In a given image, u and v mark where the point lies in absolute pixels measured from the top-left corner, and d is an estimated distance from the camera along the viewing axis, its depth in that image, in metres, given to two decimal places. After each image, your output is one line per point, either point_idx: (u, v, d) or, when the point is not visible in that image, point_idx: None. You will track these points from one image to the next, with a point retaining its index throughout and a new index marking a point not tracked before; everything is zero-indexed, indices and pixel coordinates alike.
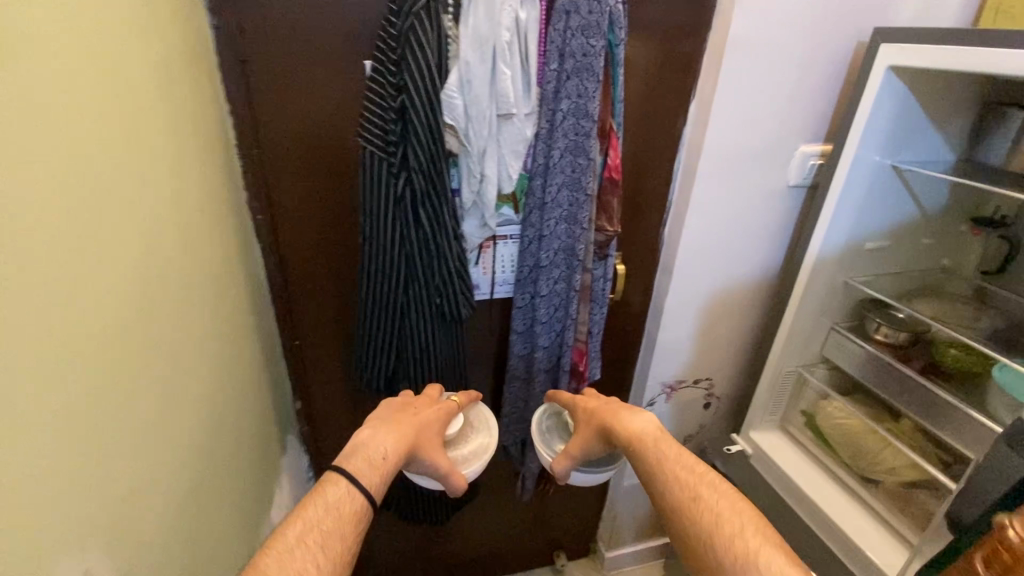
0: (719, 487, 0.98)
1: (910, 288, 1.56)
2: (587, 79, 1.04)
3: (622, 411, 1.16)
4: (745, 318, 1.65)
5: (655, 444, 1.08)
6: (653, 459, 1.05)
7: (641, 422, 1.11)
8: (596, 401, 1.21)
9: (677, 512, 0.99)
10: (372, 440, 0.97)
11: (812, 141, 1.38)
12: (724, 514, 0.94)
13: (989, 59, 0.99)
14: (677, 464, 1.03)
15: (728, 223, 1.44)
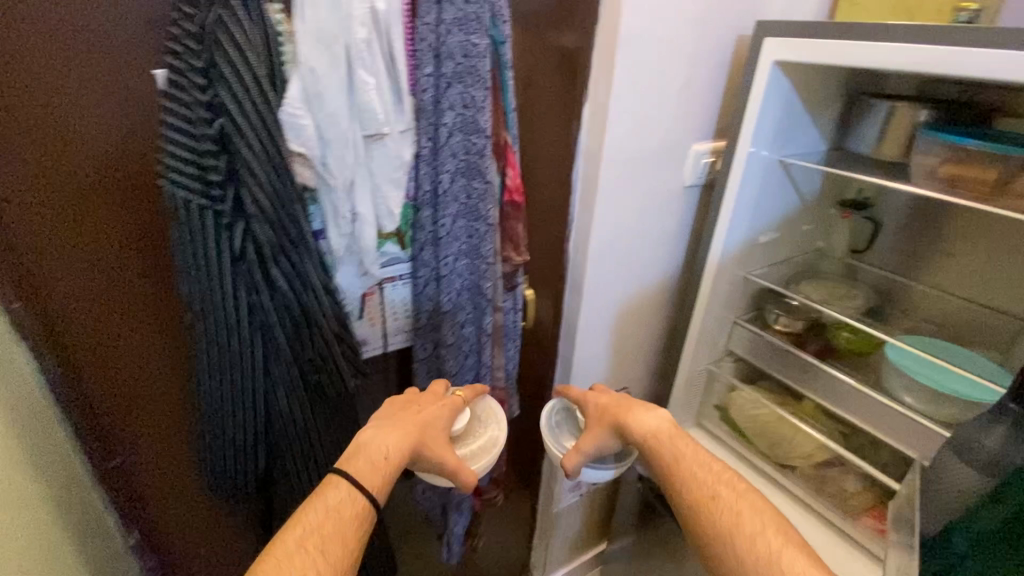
0: (738, 488, 0.99)
1: (795, 273, 1.61)
2: (472, 86, 0.85)
3: (634, 406, 1.14)
4: (654, 322, 1.60)
5: (670, 442, 1.08)
6: (671, 457, 1.05)
7: (655, 420, 1.11)
8: (605, 395, 1.19)
9: (696, 509, 1.00)
10: (371, 441, 0.89)
11: (703, 139, 1.33)
12: (742, 512, 0.96)
13: (870, 55, 0.99)
14: (695, 462, 1.04)
15: (632, 231, 1.35)
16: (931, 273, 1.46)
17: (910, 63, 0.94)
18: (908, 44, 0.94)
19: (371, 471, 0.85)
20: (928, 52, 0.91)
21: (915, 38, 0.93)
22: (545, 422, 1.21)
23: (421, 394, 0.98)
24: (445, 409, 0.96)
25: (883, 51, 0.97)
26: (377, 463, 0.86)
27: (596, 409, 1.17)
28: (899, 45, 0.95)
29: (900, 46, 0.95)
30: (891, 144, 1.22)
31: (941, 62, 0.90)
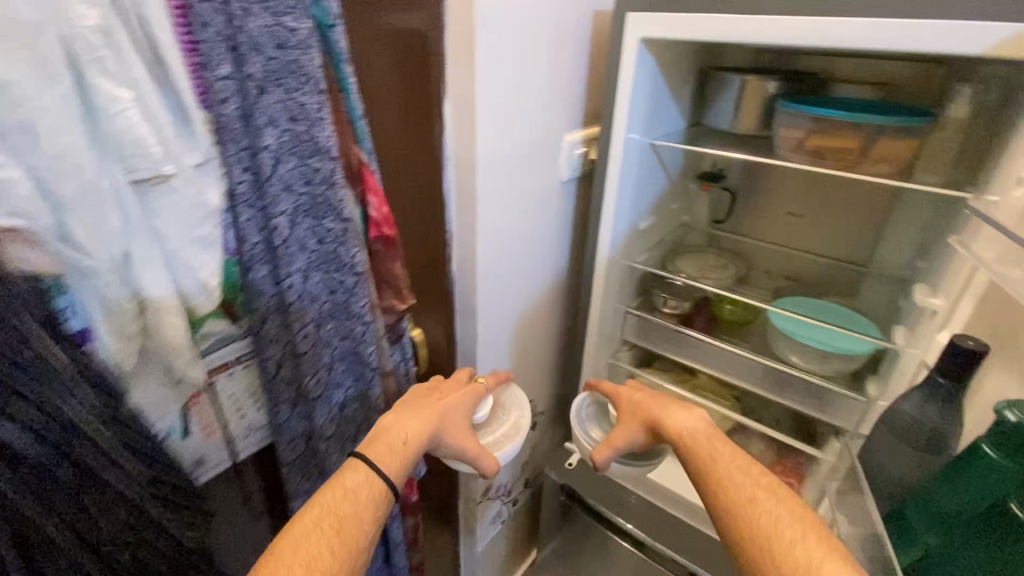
0: (779, 492, 0.87)
1: (669, 250, 1.61)
2: (298, 89, 0.59)
3: (668, 404, 1.09)
4: (549, 327, 1.48)
5: (707, 442, 0.99)
6: (707, 457, 0.97)
7: (689, 418, 1.04)
8: (641, 393, 1.16)
9: (730, 512, 0.89)
10: (390, 425, 0.82)
11: (573, 128, 1.21)
12: (784, 518, 0.85)
13: (733, 28, 0.93)
14: (738, 465, 0.94)
15: (516, 239, 1.19)
16: (782, 234, 1.56)
17: (773, 35, 0.90)
18: (769, 15, 0.89)
19: (391, 455, 0.79)
20: (790, 23, 0.88)
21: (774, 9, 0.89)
22: (580, 414, 1.25)
23: (444, 381, 0.95)
24: (464, 397, 0.92)
25: (745, 24, 0.92)
26: (395, 449, 0.79)
27: (631, 405, 1.14)
28: (759, 17, 0.90)
29: (761, 19, 0.90)
30: (745, 119, 1.21)
31: (803, 33, 0.87)
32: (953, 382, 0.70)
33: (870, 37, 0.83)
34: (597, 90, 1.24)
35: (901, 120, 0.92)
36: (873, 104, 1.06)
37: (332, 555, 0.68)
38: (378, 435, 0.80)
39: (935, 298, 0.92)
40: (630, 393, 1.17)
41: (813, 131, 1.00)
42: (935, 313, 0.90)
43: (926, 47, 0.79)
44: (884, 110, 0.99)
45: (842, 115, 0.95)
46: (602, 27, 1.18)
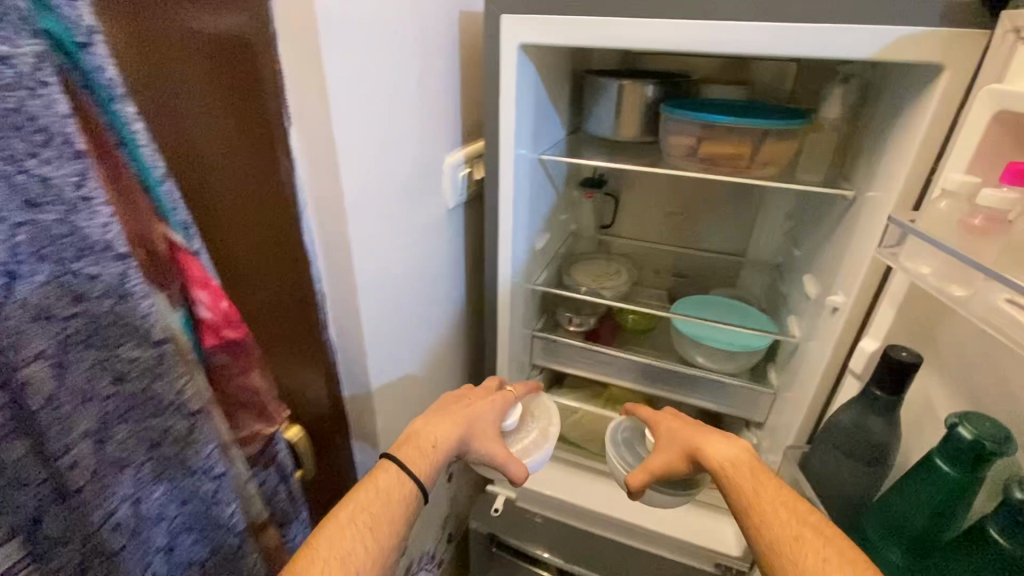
0: (823, 526, 0.69)
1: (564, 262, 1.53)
2: (26, 156, 0.35)
3: (711, 432, 0.91)
4: (453, 370, 1.30)
5: (753, 476, 0.81)
6: (751, 492, 0.78)
7: (731, 447, 0.86)
8: (677, 420, 0.98)
9: (776, 557, 0.72)
10: (422, 428, 0.88)
11: (453, 148, 1.04)
12: (835, 562, 0.67)
13: (616, 32, 0.82)
14: (787, 501, 0.75)
15: (406, 285, 0.99)
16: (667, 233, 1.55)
17: (659, 39, 0.80)
18: (653, 17, 0.80)
19: (420, 456, 0.83)
20: (675, 26, 0.79)
21: (658, 10, 0.79)
22: (612, 438, 1.10)
23: (474, 389, 1.00)
24: (488, 404, 0.96)
25: (629, 27, 0.81)
26: (433, 445, 0.85)
27: (667, 432, 0.96)
28: (643, 19, 0.80)
29: (645, 22, 0.80)
30: (627, 125, 1.15)
31: (691, 37, 0.78)
32: (890, 396, 0.68)
33: (761, 41, 0.75)
34: (472, 102, 1.08)
35: (786, 123, 0.89)
36: (744, 105, 1.06)
37: (365, 547, 0.69)
38: (409, 438, 0.86)
39: (832, 295, 0.94)
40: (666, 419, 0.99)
41: (705, 137, 0.96)
42: (837, 311, 0.92)
43: (817, 51, 0.73)
44: (760, 112, 0.98)
45: (731, 121, 0.91)
46: (468, 30, 1.02)
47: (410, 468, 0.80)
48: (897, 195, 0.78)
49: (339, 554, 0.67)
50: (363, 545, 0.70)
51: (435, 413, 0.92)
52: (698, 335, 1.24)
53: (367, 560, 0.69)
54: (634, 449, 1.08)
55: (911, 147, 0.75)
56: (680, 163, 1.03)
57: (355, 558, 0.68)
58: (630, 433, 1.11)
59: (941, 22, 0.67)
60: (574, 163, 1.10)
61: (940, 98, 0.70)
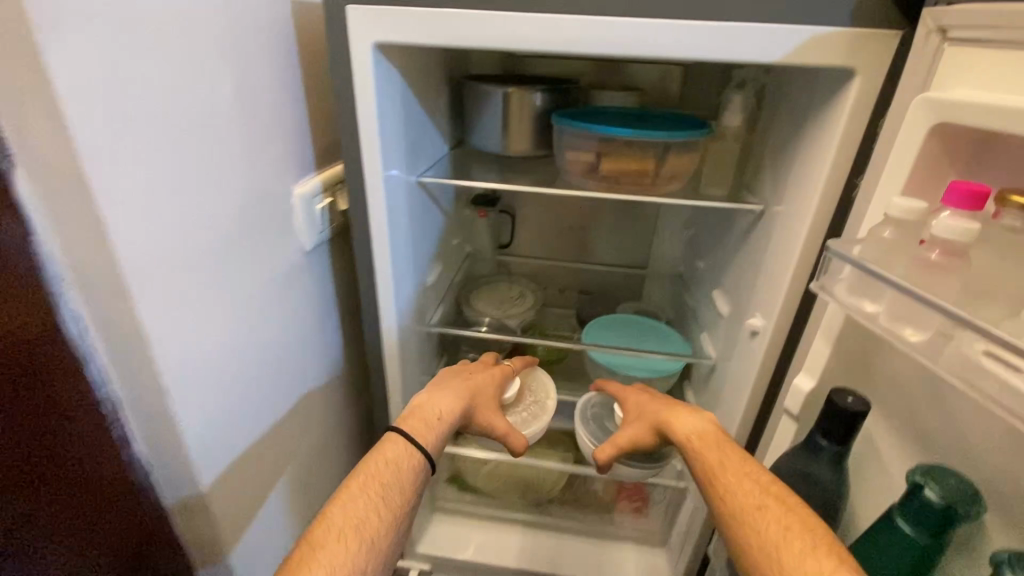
0: (783, 491, 0.62)
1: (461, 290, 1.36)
2: None
3: (677, 406, 0.83)
4: (337, 439, 1.07)
5: (719, 450, 0.73)
6: (715, 461, 0.71)
7: (695, 419, 0.78)
8: (642, 395, 0.90)
9: (738, 527, 0.64)
10: (424, 403, 0.83)
11: (303, 174, 0.82)
12: (796, 531, 0.60)
13: (495, 28, 0.66)
14: (753, 471, 0.68)
15: (250, 358, 0.76)
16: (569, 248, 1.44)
17: (547, 39, 0.66)
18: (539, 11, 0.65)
19: (425, 429, 0.79)
20: (566, 22, 0.65)
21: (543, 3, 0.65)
22: (581, 418, 1.01)
23: (471, 362, 0.94)
24: (489, 375, 0.91)
25: (510, 22, 0.66)
26: (434, 422, 0.80)
27: (633, 406, 0.89)
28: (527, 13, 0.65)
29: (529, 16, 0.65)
30: (517, 136, 1.00)
31: (586, 36, 0.65)
32: (836, 447, 0.60)
33: (665, 42, 0.64)
34: (323, 114, 0.87)
35: (689, 135, 0.80)
36: (641, 112, 0.96)
37: (377, 515, 0.69)
38: (417, 408, 0.82)
39: (750, 316, 0.87)
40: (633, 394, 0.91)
41: (604, 150, 0.84)
42: (756, 334, 0.84)
43: (725, 54, 0.63)
44: (659, 121, 0.88)
45: (631, 134, 0.80)
46: (308, 25, 0.80)
47: (417, 439, 0.77)
48: (813, 211, 0.71)
49: (353, 526, 0.66)
50: (377, 512, 0.69)
51: (427, 397, 0.83)
52: (614, 364, 1.13)
53: (382, 525, 0.69)
54: (604, 425, 1.01)
55: (823, 159, 0.68)
56: (578, 181, 0.90)
57: (365, 529, 0.67)
58: (601, 409, 1.04)
59: (851, 21, 0.60)
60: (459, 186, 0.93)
61: (853, 105, 0.64)
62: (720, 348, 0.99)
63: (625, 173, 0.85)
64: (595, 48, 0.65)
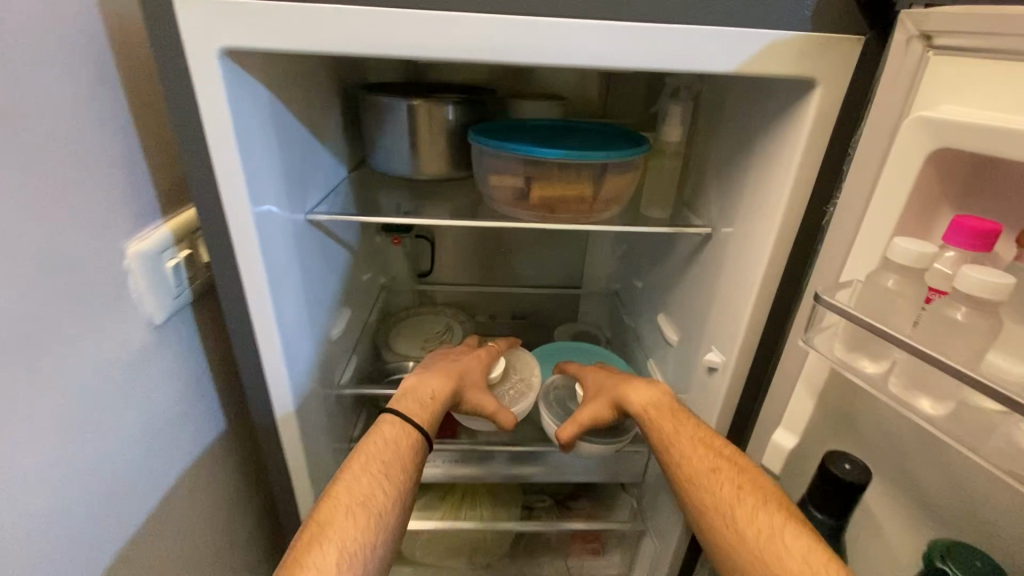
0: (734, 455, 0.65)
1: (377, 329, 1.17)
2: None
3: (630, 380, 0.83)
4: (229, 538, 0.85)
5: (673, 418, 0.74)
6: (671, 433, 0.72)
7: (650, 391, 0.78)
8: (598, 370, 0.89)
9: (695, 488, 0.68)
10: (412, 388, 0.80)
11: (143, 222, 0.62)
12: (747, 489, 0.64)
13: (387, 29, 0.51)
14: (707, 439, 0.70)
15: (66, 490, 0.54)
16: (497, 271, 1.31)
17: (455, 44, 0.52)
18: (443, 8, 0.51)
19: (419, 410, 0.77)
20: (479, 22, 0.51)
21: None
22: (541, 398, 0.91)
23: (457, 346, 0.91)
24: (475, 355, 0.87)
25: (406, 22, 0.51)
26: (430, 401, 0.78)
27: (591, 382, 0.87)
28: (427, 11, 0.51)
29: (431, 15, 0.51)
30: (429, 156, 0.85)
31: (504, 41, 0.52)
32: (834, 521, 0.51)
33: (602, 48, 0.52)
34: (170, 140, 0.66)
35: (628, 154, 0.70)
36: (568, 126, 0.85)
37: (383, 491, 0.67)
38: (405, 393, 0.79)
39: (704, 349, 0.79)
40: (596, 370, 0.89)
41: (533, 174, 0.72)
42: (714, 370, 0.76)
43: (671, 62, 0.53)
44: (591, 138, 0.77)
45: (563, 156, 0.68)
46: (135, 22, 0.60)
47: (415, 420, 0.75)
48: (773, 237, 0.63)
49: (380, 474, 0.69)
50: (384, 489, 0.68)
51: (417, 380, 0.81)
52: None
53: (389, 501, 0.68)
54: (568, 408, 0.90)
55: (782, 180, 0.60)
56: (506, 209, 0.77)
57: (374, 504, 0.66)
58: (563, 392, 0.94)
59: (810, 24, 0.52)
60: (358, 224, 0.75)
61: (814, 121, 0.56)
62: (671, 379, 0.91)
63: (558, 200, 0.73)
64: (517, 56, 0.52)
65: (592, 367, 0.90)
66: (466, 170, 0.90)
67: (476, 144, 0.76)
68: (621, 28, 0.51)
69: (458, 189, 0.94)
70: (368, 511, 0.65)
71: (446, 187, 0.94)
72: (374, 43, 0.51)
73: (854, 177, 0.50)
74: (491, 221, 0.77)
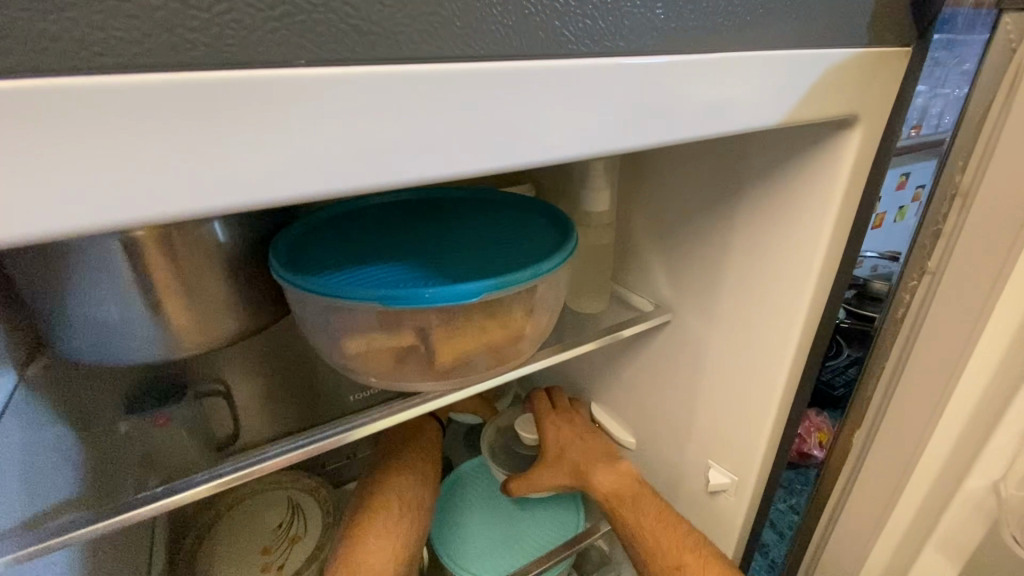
0: (702, 543, 0.52)
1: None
2: None
3: (595, 444, 0.63)
4: None
5: (639, 499, 0.57)
6: (634, 525, 0.55)
7: (611, 472, 0.60)
8: (562, 421, 0.66)
9: None
10: None
11: None
12: None
13: (45, 162, 0.17)
14: (673, 526, 0.54)
15: None
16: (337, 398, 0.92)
17: (271, 165, 0.20)
18: (209, 81, 0.19)
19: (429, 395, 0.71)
20: (319, 101, 0.20)
21: (209, 52, 0.19)
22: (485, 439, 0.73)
23: None
24: None
25: (114, 141, 0.18)
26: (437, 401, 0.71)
27: (549, 439, 0.64)
28: (163, 95, 0.18)
29: (181, 107, 0.18)
30: (191, 317, 0.45)
31: (396, 134, 0.22)
32: None
33: (582, 115, 0.26)
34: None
35: (562, 260, 0.42)
36: (428, 201, 0.53)
37: (421, 458, 0.62)
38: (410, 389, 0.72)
39: (697, 465, 0.59)
40: (565, 407, 0.68)
41: (432, 322, 0.40)
42: (720, 491, 0.57)
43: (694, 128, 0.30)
44: (480, 227, 0.48)
45: (494, 287, 0.39)
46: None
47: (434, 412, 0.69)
48: (798, 333, 0.44)
49: (418, 441, 0.63)
50: (423, 457, 0.62)
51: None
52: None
53: (426, 466, 0.62)
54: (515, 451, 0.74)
55: (803, 259, 0.42)
56: (389, 385, 0.43)
57: (418, 470, 0.60)
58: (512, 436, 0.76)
59: (860, 38, 0.33)
60: (94, 536, 0.39)
61: (849, 174, 0.38)
62: None
63: (480, 350, 0.43)
64: (425, 164, 0.23)
65: (556, 409, 0.68)
66: (269, 317, 0.51)
67: (295, 291, 0.40)
68: (609, 72, 0.26)
69: (267, 363, 0.66)
70: (416, 471, 0.60)
71: (246, 368, 0.64)
72: (14, 211, 0.17)
73: (960, 255, 0.38)
74: (367, 417, 0.44)
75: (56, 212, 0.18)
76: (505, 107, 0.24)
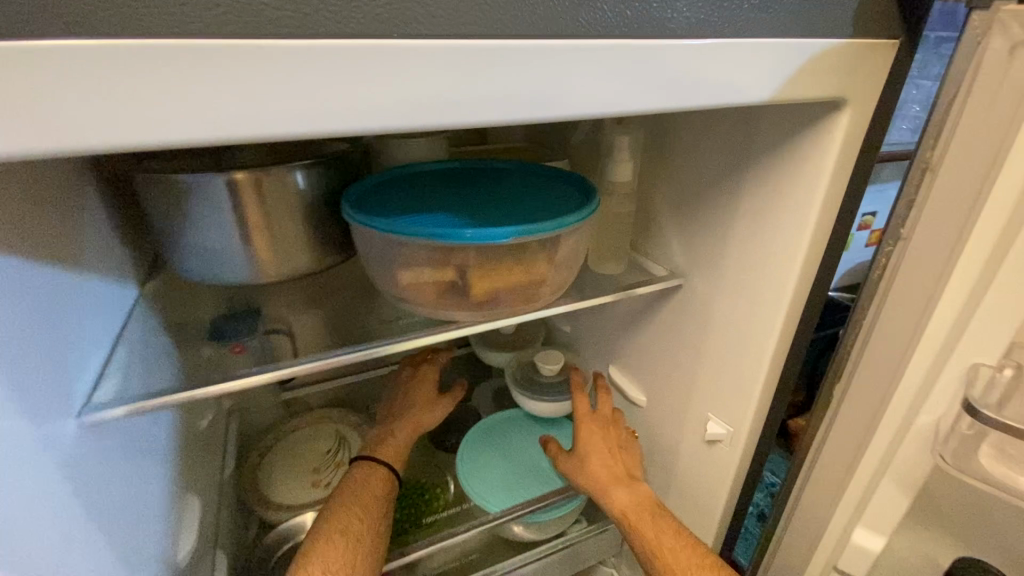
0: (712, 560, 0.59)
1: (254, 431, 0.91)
2: None
3: (619, 464, 0.69)
4: None
5: (653, 517, 0.64)
6: (654, 540, 0.62)
7: (628, 491, 0.67)
8: (596, 431, 0.72)
9: None
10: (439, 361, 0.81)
11: None
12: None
13: (242, 87, 0.26)
14: (692, 546, 0.61)
15: None
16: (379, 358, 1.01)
17: (375, 104, 0.29)
18: (336, 43, 0.27)
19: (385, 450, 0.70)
20: (408, 59, 0.29)
21: (337, 22, 0.27)
22: (510, 371, 0.87)
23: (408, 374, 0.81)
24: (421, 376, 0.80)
25: (275, 82, 0.26)
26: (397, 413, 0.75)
27: (583, 441, 0.71)
28: (308, 53, 0.27)
29: (321, 60, 0.27)
30: (276, 250, 0.55)
31: (449, 91, 0.30)
32: None
33: (584, 85, 0.33)
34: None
35: (584, 217, 0.49)
36: (477, 167, 0.61)
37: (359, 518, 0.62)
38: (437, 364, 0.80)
39: (698, 419, 0.65)
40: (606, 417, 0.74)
41: (470, 262, 0.49)
42: (717, 441, 0.63)
43: (706, 103, 0.37)
44: (517, 189, 0.56)
45: (521, 233, 0.46)
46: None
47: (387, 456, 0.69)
48: (788, 295, 0.50)
49: (362, 500, 0.64)
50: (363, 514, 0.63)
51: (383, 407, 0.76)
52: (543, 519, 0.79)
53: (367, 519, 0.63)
54: (533, 377, 0.85)
55: (795, 228, 0.48)
56: (434, 312, 0.52)
57: (355, 519, 0.62)
58: (529, 366, 0.87)
59: (848, 33, 0.39)
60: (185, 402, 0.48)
61: (836, 154, 0.44)
62: (647, 447, 0.77)
63: (509, 290, 0.51)
64: (489, 108, 0.31)
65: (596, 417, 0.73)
66: (338, 257, 0.61)
67: (361, 228, 0.49)
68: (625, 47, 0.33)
69: None
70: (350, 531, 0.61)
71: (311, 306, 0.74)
72: (230, 120, 0.26)
73: None
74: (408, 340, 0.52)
75: (232, 126, 0.27)
76: (547, 67, 0.32)
